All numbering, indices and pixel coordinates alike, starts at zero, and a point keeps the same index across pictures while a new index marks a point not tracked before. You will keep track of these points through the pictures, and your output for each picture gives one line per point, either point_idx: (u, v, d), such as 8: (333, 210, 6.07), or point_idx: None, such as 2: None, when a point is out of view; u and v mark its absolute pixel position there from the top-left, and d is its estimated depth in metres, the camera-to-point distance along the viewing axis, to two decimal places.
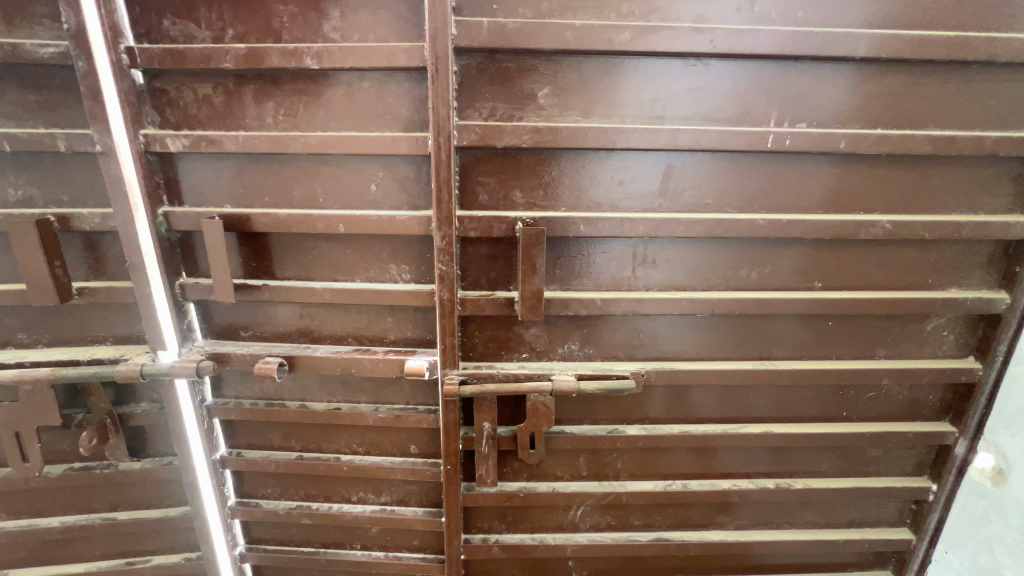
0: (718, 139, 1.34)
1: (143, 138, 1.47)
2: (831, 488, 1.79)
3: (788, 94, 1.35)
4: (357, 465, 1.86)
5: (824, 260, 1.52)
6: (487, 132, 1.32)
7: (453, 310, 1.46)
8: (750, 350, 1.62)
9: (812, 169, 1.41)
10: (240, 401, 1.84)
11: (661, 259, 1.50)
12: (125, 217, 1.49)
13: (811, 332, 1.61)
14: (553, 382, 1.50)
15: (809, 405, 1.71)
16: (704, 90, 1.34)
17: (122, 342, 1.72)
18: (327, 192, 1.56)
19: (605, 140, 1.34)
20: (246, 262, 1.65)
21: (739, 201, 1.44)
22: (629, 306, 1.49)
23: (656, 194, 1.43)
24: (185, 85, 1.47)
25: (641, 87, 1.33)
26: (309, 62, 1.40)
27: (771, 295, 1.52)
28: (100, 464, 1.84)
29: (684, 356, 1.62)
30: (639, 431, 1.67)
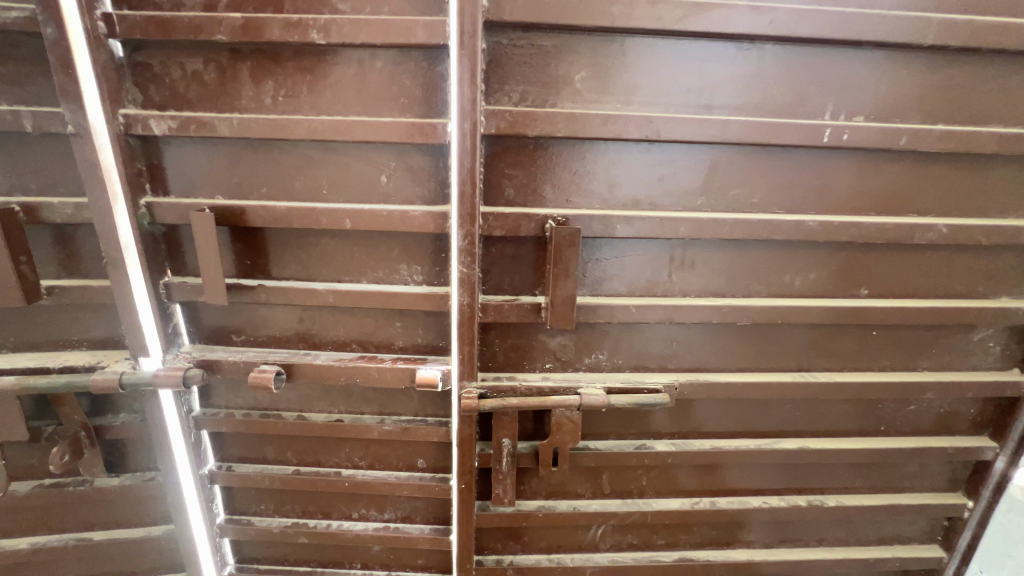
0: (772, 131, 1.23)
1: (123, 119, 1.30)
2: (865, 506, 1.69)
3: (848, 83, 1.23)
4: (359, 481, 1.72)
5: (873, 265, 1.41)
6: (517, 118, 1.18)
7: (473, 317, 1.32)
8: (789, 361, 1.51)
9: (866, 167, 1.31)
10: (231, 412, 1.68)
11: (700, 263, 1.38)
12: (102, 208, 1.32)
13: (854, 343, 1.51)
14: (581, 397, 1.37)
15: (847, 419, 1.61)
16: (756, 77, 1.22)
17: (98, 347, 1.54)
18: (333, 183, 1.41)
19: (649, 132, 1.22)
20: (239, 259, 1.50)
21: (788, 200, 1.33)
22: (664, 313, 1.37)
23: (697, 191, 1.32)
24: (172, 59, 1.30)
25: (689, 72, 1.22)
26: (315, 36, 1.24)
27: (815, 303, 1.41)
28: (73, 480, 1.67)
29: (718, 367, 1.50)
30: (668, 447, 1.55)
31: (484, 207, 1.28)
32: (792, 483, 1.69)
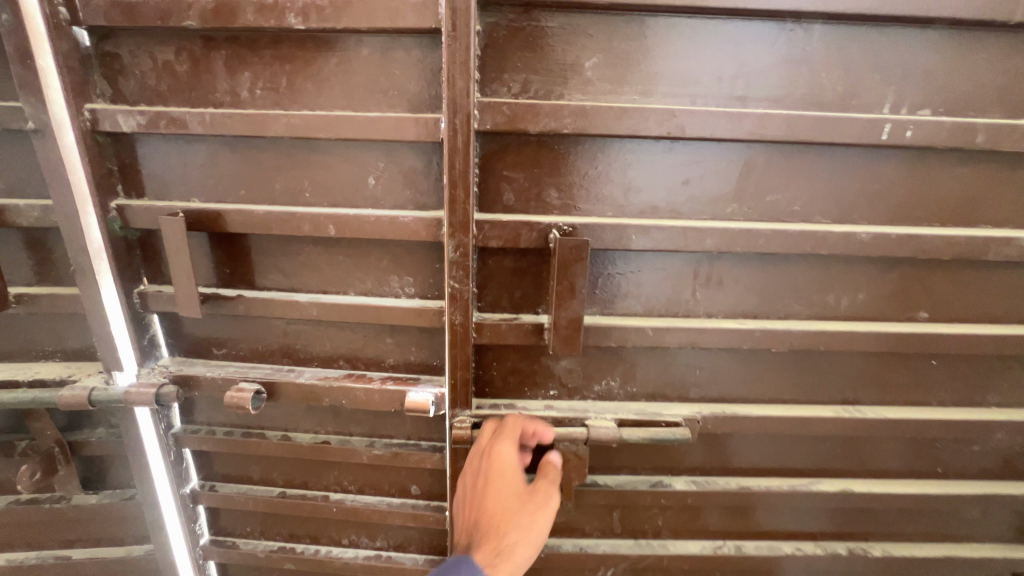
0: (818, 126, 1.06)
1: (88, 115, 1.19)
2: (917, 558, 1.47)
3: (910, 71, 1.06)
4: (348, 507, 1.59)
5: (934, 285, 1.21)
6: (517, 112, 1.03)
7: (466, 338, 1.18)
8: (831, 391, 1.32)
9: (929, 169, 1.12)
10: (213, 429, 1.57)
11: (730, 279, 1.21)
12: (68, 211, 1.22)
13: (909, 373, 1.30)
14: (588, 430, 1.23)
15: (898, 458, 1.40)
16: (801, 63, 1.06)
17: (73, 358, 1.45)
18: (316, 185, 1.27)
19: (671, 128, 1.05)
20: (219, 267, 1.38)
21: (836, 208, 1.15)
22: (686, 337, 1.20)
23: (727, 196, 1.14)
24: (142, 49, 1.18)
25: (721, 57, 1.05)
26: (293, 21, 1.11)
27: (864, 327, 1.21)
28: (50, 497, 1.58)
29: (747, 397, 1.32)
30: (687, 486, 1.38)
31: (479, 214, 1.13)
32: (830, 529, 1.49)
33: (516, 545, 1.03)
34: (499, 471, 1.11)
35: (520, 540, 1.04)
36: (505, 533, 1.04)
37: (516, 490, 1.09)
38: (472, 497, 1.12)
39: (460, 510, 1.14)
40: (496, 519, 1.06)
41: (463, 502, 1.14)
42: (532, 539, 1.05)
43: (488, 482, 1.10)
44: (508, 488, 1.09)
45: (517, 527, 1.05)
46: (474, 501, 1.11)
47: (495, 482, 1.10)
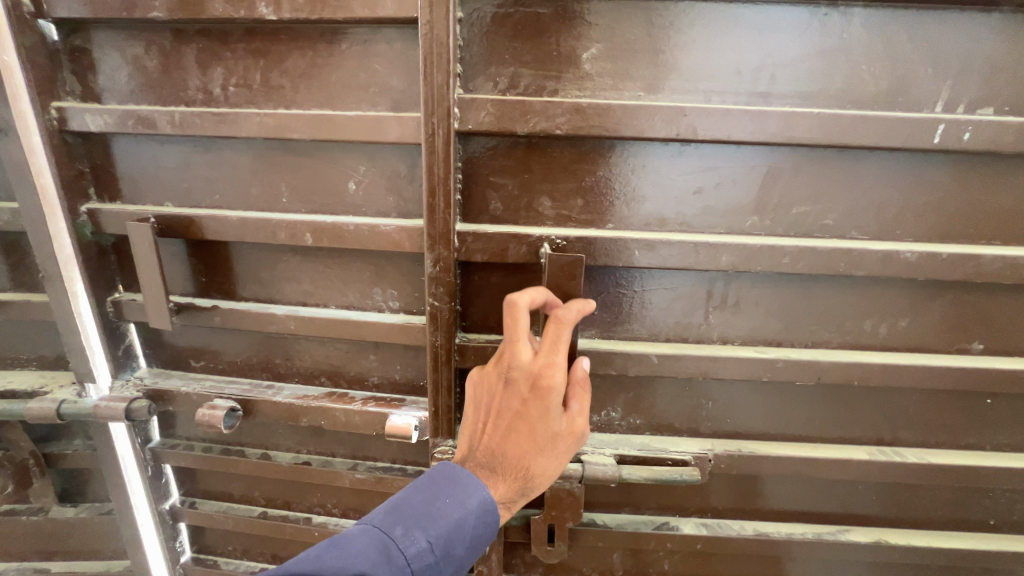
0: (856, 129, 0.95)
1: (56, 113, 1.12)
2: None
3: (970, 63, 0.93)
4: (331, 532, 1.49)
5: (976, 310, 1.10)
6: (504, 111, 0.95)
7: (449, 359, 1.11)
8: (865, 431, 1.23)
9: (984, 179, 1.00)
10: (192, 445, 1.49)
11: (748, 302, 1.12)
12: (34, 215, 1.15)
13: (942, 403, 1.19)
14: (583, 468, 1.17)
15: (941, 508, 1.31)
16: (838, 54, 0.94)
17: (47, 367, 1.39)
18: (295, 188, 1.18)
19: (681, 128, 0.95)
20: (196, 276, 1.30)
21: (874, 223, 1.04)
22: (696, 367, 1.13)
23: (747, 209, 1.04)
24: (112, 43, 1.11)
25: (744, 48, 0.94)
26: (266, 11, 1.02)
27: (899, 358, 1.11)
28: (28, 508, 1.53)
29: (763, 432, 1.24)
30: (696, 530, 1.31)
31: (462, 224, 1.06)
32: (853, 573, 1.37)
33: (540, 482, 0.93)
34: (539, 406, 0.89)
35: (544, 478, 0.93)
36: (530, 471, 0.91)
37: (553, 424, 0.90)
38: (499, 415, 0.92)
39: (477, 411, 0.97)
40: (525, 458, 0.91)
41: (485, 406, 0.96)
42: (556, 474, 0.94)
43: (523, 413, 0.90)
44: (547, 425, 0.90)
45: (545, 465, 0.92)
46: (499, 422, 0.92)
47: (533, 418, 0.89)
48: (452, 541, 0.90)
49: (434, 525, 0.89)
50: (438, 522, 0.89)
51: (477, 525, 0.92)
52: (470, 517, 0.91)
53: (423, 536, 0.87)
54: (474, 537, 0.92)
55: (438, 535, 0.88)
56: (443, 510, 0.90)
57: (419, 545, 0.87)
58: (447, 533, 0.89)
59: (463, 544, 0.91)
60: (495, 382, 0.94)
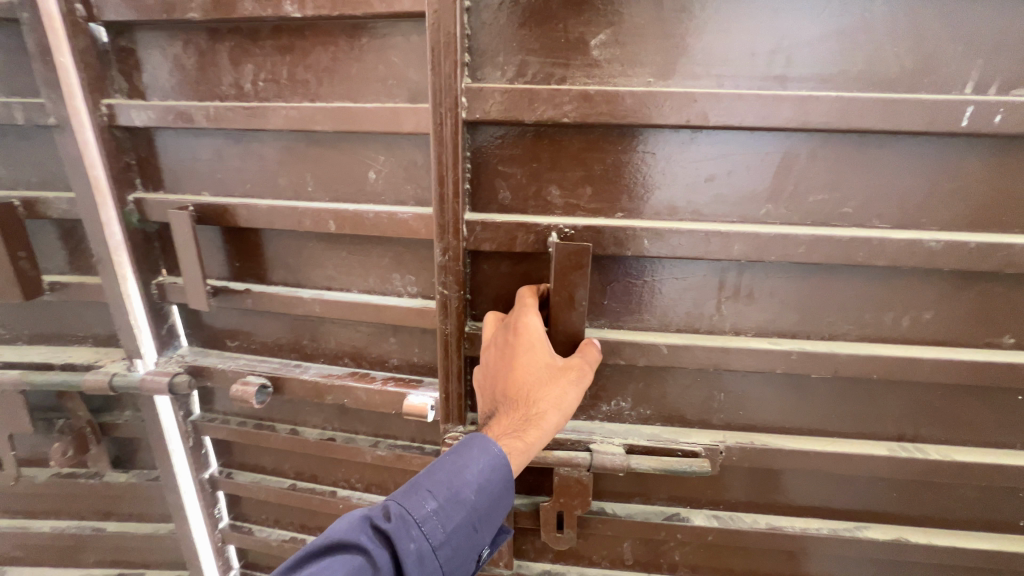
0: (875, 112, 0.92)
1: (106, 109, 1.22)
2: None
3: (1004, 42, 0.89)
4: (354, 505, 1.57)
5: (1005, 303, 1.06)
6: (512, 99, 0.98)
7: (458, 347, 1.18)
8: (886, 426, 1.20)
9: (1019, 165, 0.96)
10: (229, 419, 1.60)
11: (762, 293, 1.12)
12: (87, 203, 1.26)
13: (968, 398, 1.16)
14: (591, 456, 1.20)
15: (968, 507, 1.27)
16: (858, 34, 0.92)
17: (101, 344, 1.51)
18: (319, 178, 1.24)
19: (691, 114, 0.96)
20: (230, 261, 1.39)
21: (896, 212, 1.01)
22: (707, 358, 1.14)
23: (760, 197, 1.03)
24: (153, 44, 1.20)
25: (757, 31, 0.93)
26: (291, 8, 1.07)
27: (919, 352, 1.09)
28: (86, 472, 1.67)
29: (778, 425, 1.24)
30: (707, 521, 1.32)
31: (471, 213, 1.11)
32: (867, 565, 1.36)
33: (545, 409, 0.99)
34: (525, 342, 1.03)
35: (547, 403, 0.99)
36: (530, 397, 1.00)
37: (545, 356, 1.02)
38: (496, 367, 1.06)
39: (483, 386, 1.11)
40: (523, 387, 1.01)
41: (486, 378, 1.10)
42: (562, 403, 1.01)
43: (513, 351, 1.04)
44: (535, 356, 1.02)
45: (545, 392, 1.00)
46: (496, 373, 1.05)
47: (521, 352, 1.03)
48: (456, 489, 0.94)
49: (434, 478, 0.94)
50: (436, 476, 0.94)
51: (481, 471, 0.96)
52: (472, 466, 0.95)
53: (424, 491, 0.92)
54: (480, 484, 0.96)
55: (439, 487, 0.93)
56: (441, 466, 0.95)
57: (421, 498, 0.91)
58: (451, 484, 0.93)
59: (468, 489, 0.94)
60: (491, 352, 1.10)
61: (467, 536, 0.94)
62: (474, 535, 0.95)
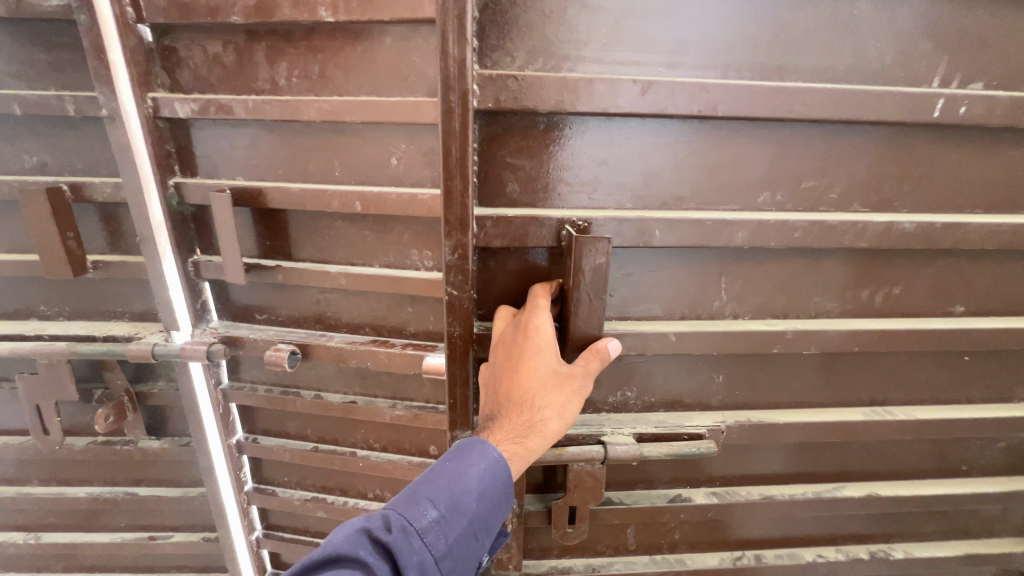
0: (868, 101, 1.22)
1: (152, 102, 1.36)
2: (926, 555, 1.92)
3: (967, 49, 1.24)
4: (373, 462, 1.74)
5: (945, 273, 1.49)
6: (519, 90, 1.17)
7: (466, 348, 1.36)
8: (864, 394, 1.69)
9: (974, 157, 1.34)
10: (256, 386, 1.75)
11: (752, 276, 1.46)
12: (134, 187, 1.39)
13: (920, 361, 1.65)
14: (605, 449, 1.51)
15: (913, 459, 1.83)
16: (852, 44, 1.23)
17: (138, 319, 1.64)
18: (345, 164, 1.40)
19: (703, 103, 1.20)
20: (261, 240, 1.54)
21: (877, 198, 1.35)
22: (714, 339, 1.46)
23: (760, 188, 1.33)
24: (195, 43, 1.33)
25: (778, 29, 1.20)
26: (325, 14, 1.22)
27: (886, 325, 1.50)
28: (121, 440, 1.80)
29: (770, 403, 1.68)
30: (707, 497, 1.78)
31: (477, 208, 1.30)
32: (815, 520, 1.91)
33: (547, 416, 1.18)
34: (535, 348, 1.21)
35: (549, 409, 1.18)
36: (536, 403, 1.18)
37: (553, 363, 1.20)
38: (505, 368, 1.22)
39: (491, 382, 1.27)
40: (530, 393, 1.18)
41: (493, 375, 1.26)
42: (561, 410, 1.20)
43: (524, 356, 1.21)
44: (543, 364, 1.19)
45: (548, 399, 1.19)
46: (505, 372, 1.22)
47: (530, 359, 1.20)
48: (457, 500, 1.10)
49: (437, 492, 1.09)
50: (437, 490, 1.10)
51: (478, 484, 1.12)
52: (471, 477, 1.12)
53: (427, 505, 1.08)
54: (477, 495, 1.12)
55: (441, 499, 1.09)
56: (444, 478, 1.11)
57: (425, 511, 1.07)
58: (451, 496, 1.10)
59: (467, 500, 1.11)
60: (501, 353, 1.26)
61: (467, 543, 1.10)
62: (475, 543, 1.12)
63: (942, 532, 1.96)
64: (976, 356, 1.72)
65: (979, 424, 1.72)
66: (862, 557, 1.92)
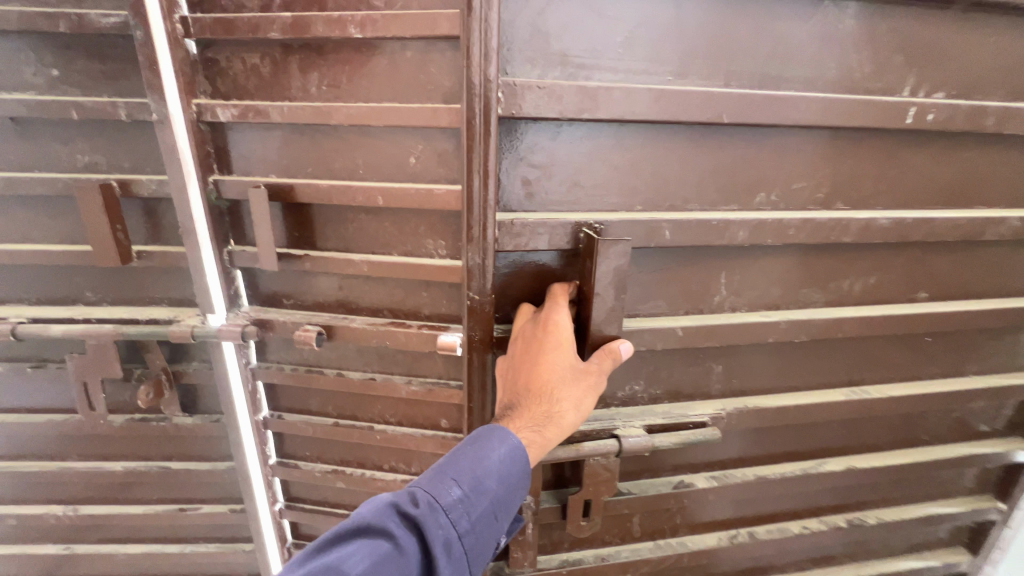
0: (841, 109, 1.55)
1: (196, 108, 1.52)
2: (898, 517, 2.15)
3: (924, 60, 1.61)
4: (389, 435, 1.91)
5: (900, 257, 1.81)
6: (545, 92, 1.38)
7: (482, 347, 1.60)
8: (844, 375, 1.94)
9: (918, 161, 1.71)
10: (283, 365, 1.91)
11: (744, 270, 1.73)
12: (179, 182, 1.56)
13: (887, 344, 1.91)
14: (620, 443, 1.68)
15: (886, 434, 2.05)
16: (832, 65, 1.56)
17: (175, 304, 1.80)
18: (368, 162, 1.57)
19: (717, 111, 1.48)
20: (289, 231, 1.70)
21: (854, 198, 1.72)
22: (716, 332, 1.72)
23: (758, 190, 1.65)
24: (235, 55, 1.50)
25: (774, 48, 1.51)
26: (354, 31, 1.39)
27: (857, 313, 1.81)
28: (157, 417, 1.96)
29: (765, 389, 1.92)
30: (709, 481, 1.96)
31: (503, 214, 1.52)
32: (803, 496, 2.11)
33: (565, 408, 1.38)
34: (558, 346, 1.42)
35: (567, 401, 1.39)
36: (557, 395, 1.38)
37: (572, 360, 1.41)
38: (530, 362, 1.43)
39: (515, 374, 1.47)
40: (552, 386, 1.38)
41: (518, 369, 1.46)
42: (577, 402, 1.40)
43: (547, 352, 1.42)
44: (564, 361, 1.40)
45: (567, 392, 1.39)
46: (530, 366, 1.42)
47: (553, 356, 1.41)
48: (480, 480, 1.26)
49: (462, 473, 1.25)
50: (462, 471, 1.25)
51: (498, 467, 1.29)
52: (493, 459, 1.28)
53: (453, 484, 1.23)
54: (497, 477, 1.28)
55: (465, 479, 1.24)
56: (469, 461, 1.27)
57: (451, 489, 1.22)
58: (475, 477, 1.25)
59: (488, 480, 1.27)
60: (526, 349, 1.47)
61: (486, 519, 1.26)
62: (493, 520, 1.27)
63: (906, 496, 2.18)
64: (935, 337, 1.92)
65: (936, 396, 1.94)
66: (840, 525, 2.13)
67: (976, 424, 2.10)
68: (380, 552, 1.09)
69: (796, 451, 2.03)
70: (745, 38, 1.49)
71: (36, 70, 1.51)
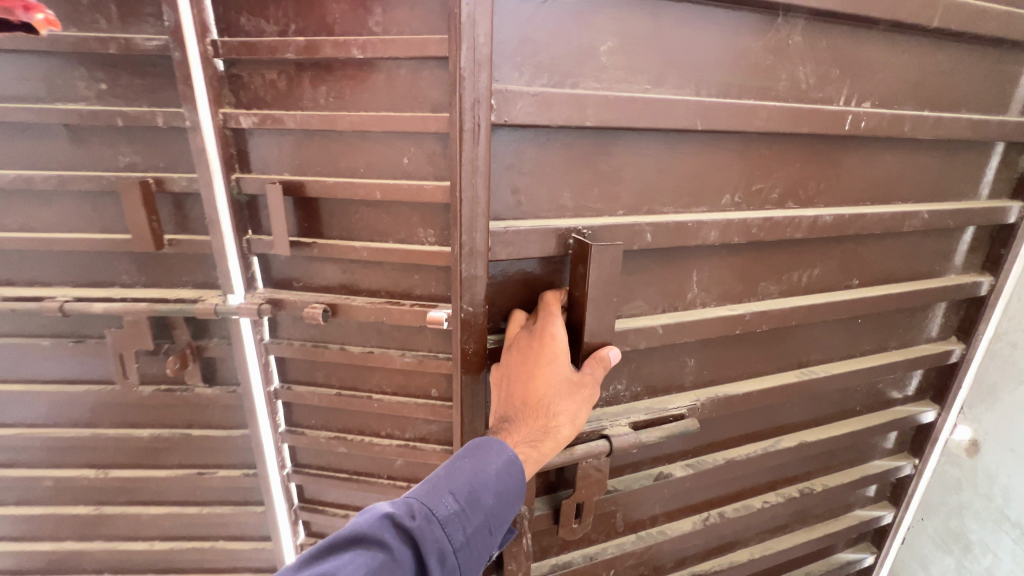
0: (786, 119, 1.81)
1: (222, 116, 1.79)
2: (841, 483, 2.43)
3: (858, 72, 1.87)
4: (386, 403, 2.16)
5: (840, 249, 2.06)
6: (540, 102, 1.58)
7: (474, 359, 1.80)
8: (794, 359, 2.19)
9: (858, 163, 1.98)
10: (293, 341, 2.16)
11: (706, 266, 1.97)
12: (207, 179, 1.83)
13: (833, 331, 2.18)
14: (611, 442, 1.85)
15: (831, 411, 2.32)
16: (776, 78, 1.82)
17: (200, 287, 2.06)
18: (368, 163, 1.83)
19: (687, 117, 1.73)
20: (300, 222, 1.95)
21: (801, 198, 1.98)
22: (677, 328, 1.94)
23: (721, 193, 1.91)
24: (256, 72, 1.77)
25: (732, 61, 1.77)
26: (357, 52, 1.66)
27: (802, 301, 2.07)
28: (180, 387, 2.23)
29: (728, 377, 2.16)
30: (684, 471, 2.16)
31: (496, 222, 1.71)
32: (763, 473, 2.35)
33: (564, 422, 1.61)
34: (556, 360, 1.62)
35: (566, 414, 1.62)
36: (557, 410, 1.61)
37: (569, 374, 1.63)
38: (531, 378, 1.63)
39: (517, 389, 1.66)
40: (552, 403, 1.60)
41: (520, 383, 1.65)
42: (573, 414, 1.63)
43: (547, 368, 1.62)
44: (562, 377, 1.61)
45: (565, 406, 1.62)
46: (532, 382, 1.62)
47: (553, 373, 1.61)
48: (473, 494, 1.49)
49: (458, 487, 1.48)
50: (456, 486, 1.48)
51: (488, 484, 1.51)
52: (486, 474, 1.52)
53: (448, 498, 1.46)
54: (485, 493, 1.51)
55: (460, 492, 1.48)
56: (467, 474, 1.51)
57: (445, 501, 1.45)
58: (471, 490, 1.49)
59: (481, 494, 1.50)
60: (526, 365, 1.66)
61: (477, 529, 1.48)
62: (484, 530, 1.50)
63: (846, 462, 2.47)
64: (866, 318, 2.18)
65: (867, 370, 2.21)
66: (794, 496, 2.38)
67: (895, 393, 2.41)
68: (375, 561, 1.31)
69: (754, 430, 2.26)
70: (708, 52, 1.74)
71: (87, 84, 1.79)
